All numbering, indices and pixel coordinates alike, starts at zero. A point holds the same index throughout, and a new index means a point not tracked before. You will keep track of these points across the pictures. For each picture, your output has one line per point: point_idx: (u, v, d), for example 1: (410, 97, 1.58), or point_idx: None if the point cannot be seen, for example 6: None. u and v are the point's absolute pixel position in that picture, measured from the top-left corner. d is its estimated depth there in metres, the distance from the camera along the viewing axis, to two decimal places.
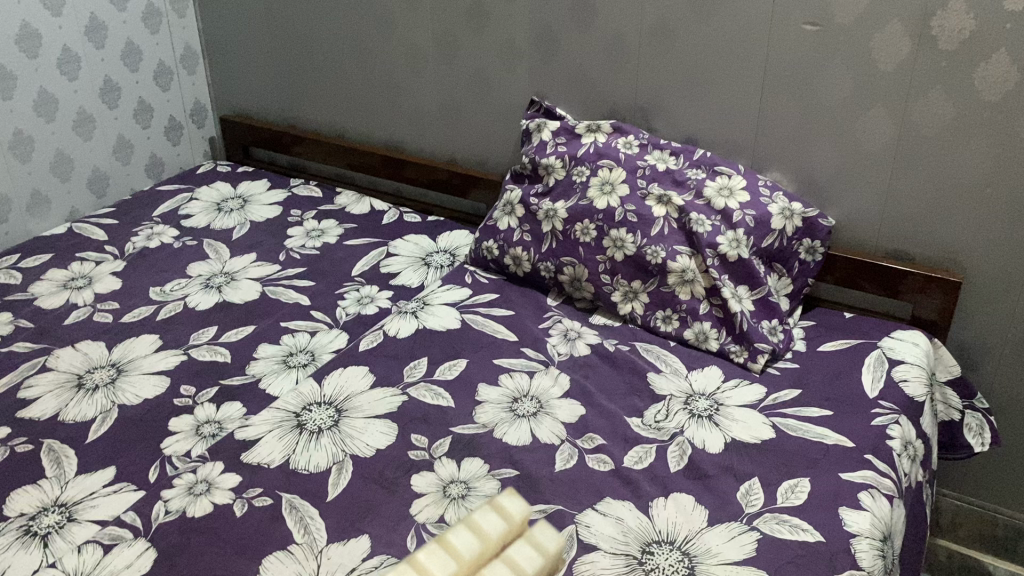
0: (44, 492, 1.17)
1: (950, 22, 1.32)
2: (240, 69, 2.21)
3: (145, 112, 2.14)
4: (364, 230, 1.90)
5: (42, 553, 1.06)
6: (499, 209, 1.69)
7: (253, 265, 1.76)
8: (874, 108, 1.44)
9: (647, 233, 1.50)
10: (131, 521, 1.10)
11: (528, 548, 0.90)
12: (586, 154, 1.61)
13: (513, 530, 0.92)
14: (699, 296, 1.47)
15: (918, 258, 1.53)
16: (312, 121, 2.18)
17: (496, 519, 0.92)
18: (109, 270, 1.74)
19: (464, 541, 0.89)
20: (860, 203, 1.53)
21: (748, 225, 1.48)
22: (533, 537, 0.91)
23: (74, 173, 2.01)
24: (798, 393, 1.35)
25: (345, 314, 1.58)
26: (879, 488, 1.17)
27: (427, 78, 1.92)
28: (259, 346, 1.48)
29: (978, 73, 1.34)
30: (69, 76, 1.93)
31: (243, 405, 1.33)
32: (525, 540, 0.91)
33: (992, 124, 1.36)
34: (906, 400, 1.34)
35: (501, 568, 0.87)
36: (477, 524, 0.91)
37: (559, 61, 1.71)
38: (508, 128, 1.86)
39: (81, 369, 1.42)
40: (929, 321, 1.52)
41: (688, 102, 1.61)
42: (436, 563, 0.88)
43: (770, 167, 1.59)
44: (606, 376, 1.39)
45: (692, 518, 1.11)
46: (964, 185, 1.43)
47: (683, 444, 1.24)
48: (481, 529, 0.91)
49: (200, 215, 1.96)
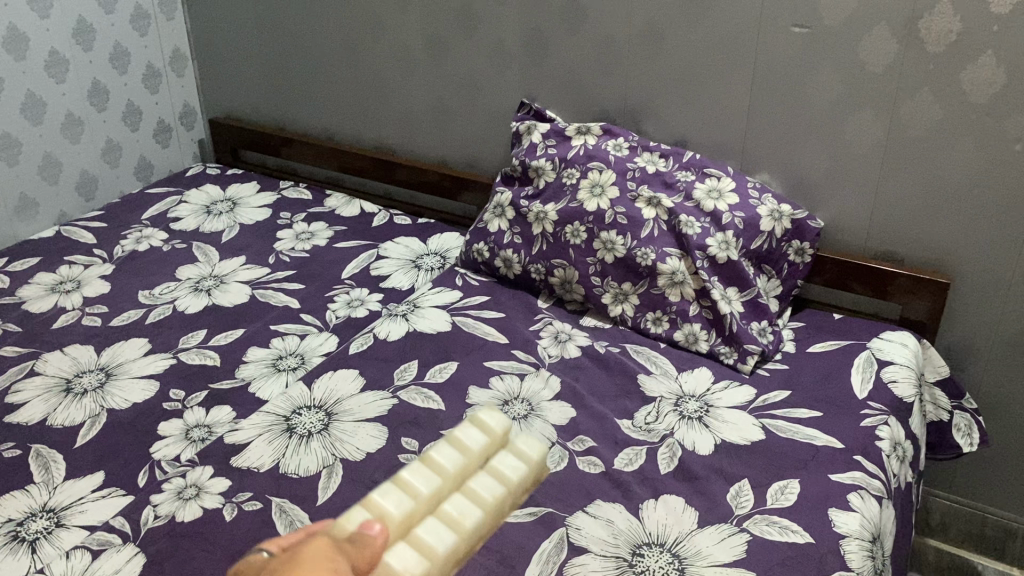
0: (32, 498, 1.16)
1: (937, 24, 1.33)
2: (229, 71, 2.21)
3: (134, 115, 2.13)
4: (354, 233, 1.90)
5: (30, 559, 1.06)
6: (489, 212, 1.69)
7: (242, 268, 1.75)
8: (861, 110, 1.45)
9: (637, 235, 1.50)
10: (120, 527, 1.10)
11: (511, 459, 1.05)
12: (575, 157, 1.61)
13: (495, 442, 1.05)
14: (689, 298, 1.47)
15: (906, 259, 1.54)
16: (301, 123, 2.17)
17: (477, 434, 1.04)
18: (98, 273, 1.73)
19: (450, 453, 1.00)
20: (849, 204, 1.54)
21: (737, 227, 1.48)
22: (515, 448, 1.07)
23: (63, 176, 2.00)
24: (788, 394, 1.35)
25: (334, 317, 1.58)
26: (868, 488, 1.17)
27: (416, 80, 1.92)
28: (249, 349, 1.48)
29: (965, 75, 1.35)
30: (57, 79, 1.92)
31: (233, 409, 1.32)
32: (504, 454, 1.05)
33: (979, 126, 1.37)
34: (895, 401, 1.34)
35: (485, 477, 1.01)
36: (461, 440, 1.03)
37: (549, 64, 1.71)
38: (498, 131, 1.86)
39: (69, 373, 1.42)
40: (917, 321, 1.52)
41: (677, 104, 1.62)
42: (423, 475, 0.96)
43: (759, 169, 1.60)
44: (596, 378, 1.39)
45: (683, 520, 1.11)
46: (951, 187, 1.43)
47: (673, 445, 1.24)
48: (465, 444, 1.02)
49: (189, 218, 1.96)
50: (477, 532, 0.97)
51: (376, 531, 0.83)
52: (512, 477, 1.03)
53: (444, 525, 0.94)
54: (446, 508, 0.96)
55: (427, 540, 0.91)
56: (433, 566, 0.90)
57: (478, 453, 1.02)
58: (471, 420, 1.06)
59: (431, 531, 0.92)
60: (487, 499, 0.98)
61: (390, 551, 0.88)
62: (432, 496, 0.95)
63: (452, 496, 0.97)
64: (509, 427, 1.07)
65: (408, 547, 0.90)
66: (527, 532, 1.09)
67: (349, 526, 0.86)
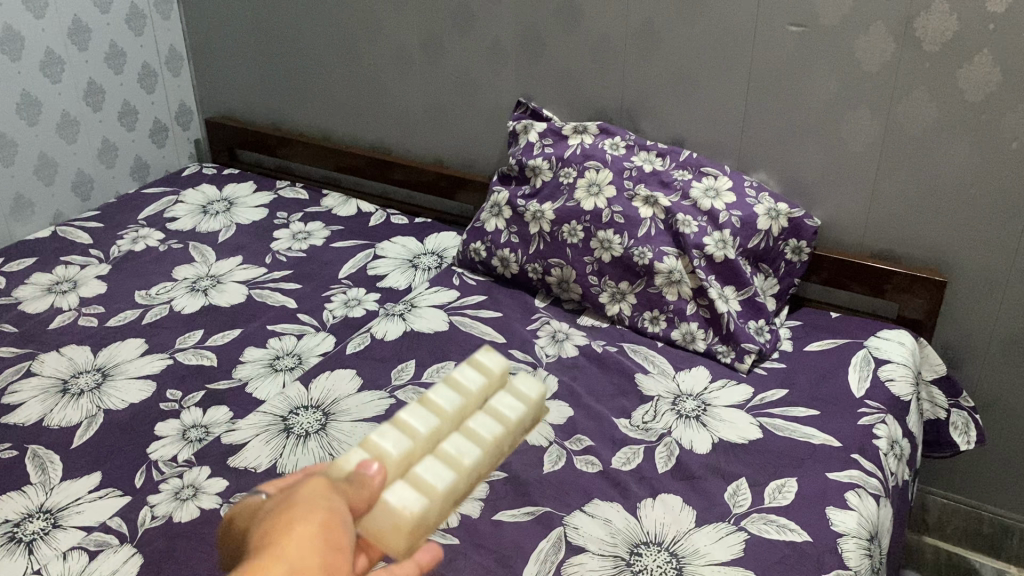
0: (29, 498, 1.16)
1: (934, 23, 1.33)
2: (226, 71, 2.21)
3: (130, 115, 2.13)
4: (351, 232, 1.89)
5: (27, 560, 1.05)
6: (486, 211, 1.69)
7: (239, 268, 1.75)
8: (858, 109, 1.45)
9: (634, 234, 1.50)
10: (117, 527, 1.10)
11: (508, 401, 0.97)
12: (572, 156, 1.61)
13: (493, 383, 0.98)
14: (686, 297, 1.47)
15: (903, 258, 1.54)
16: (298, 123, 2.17)
17: (475, 374, 0.97)
18: (94, 274, 1.73)
19: (448, 391, 0.92)
20: (846, 202, 1.54)
21: (734, 225, 1.48)
22: (512, 389, 0.99)
23: (58, 176, 2.00)
24: (785, 393, 1.36)
25: (331, 317, 1.58)
26: (866, 487, 1.17)
27: (413, 80, 1.92)
28: (246, 349, 1.48)
29: (961, 74, 1.35)
30: (53, 79, 1.92)
31: (230, 409, 1.32)
32: (502, 393, 0.98)
33: (976, 124, 1.37)
34: (892, 400, 1.35)
35: (485, 417, 0.93)
36: (458, 379, 0.95)
37: (545, 63, 1.71)
38: (495, 130, 1.86)
39: (66, 373, 1.41)
40: (914, 320, 1.53)
41: (673, 103, 1.62)
42: (421, 413, 0.88)
43: (756, 168, 1.60)
44: (594, 378, 1.39)
45: (680, 519, 1.11)
46: (948, 185, 1.43)
47: (671, 444, 1.24)
48: (463, 384, 0.94)
49: (186, 217, 1.95)
50: (477, 472, 0.89)
51: (374, 470, 0.74)
52: (511, 417, 0.94)
53: (443, 465, 0.86)
54: (444, 446, 0.88)
55: (427, 478, 0.83)
56: (433, 504, 0.82)
57: (478, 392, 0.95)
58: (467, 360, 0.99)
59: (429, 470, 0.84)
60: (488, 437, 0.90)
61: (385, 492, 0.80)
62: (430, 435, 0.87)
63: (452, 435, 0.90)
64: (507, 367, 1.00)
65: (405, 487, 0.82)
66: (525, 532, 1.09)
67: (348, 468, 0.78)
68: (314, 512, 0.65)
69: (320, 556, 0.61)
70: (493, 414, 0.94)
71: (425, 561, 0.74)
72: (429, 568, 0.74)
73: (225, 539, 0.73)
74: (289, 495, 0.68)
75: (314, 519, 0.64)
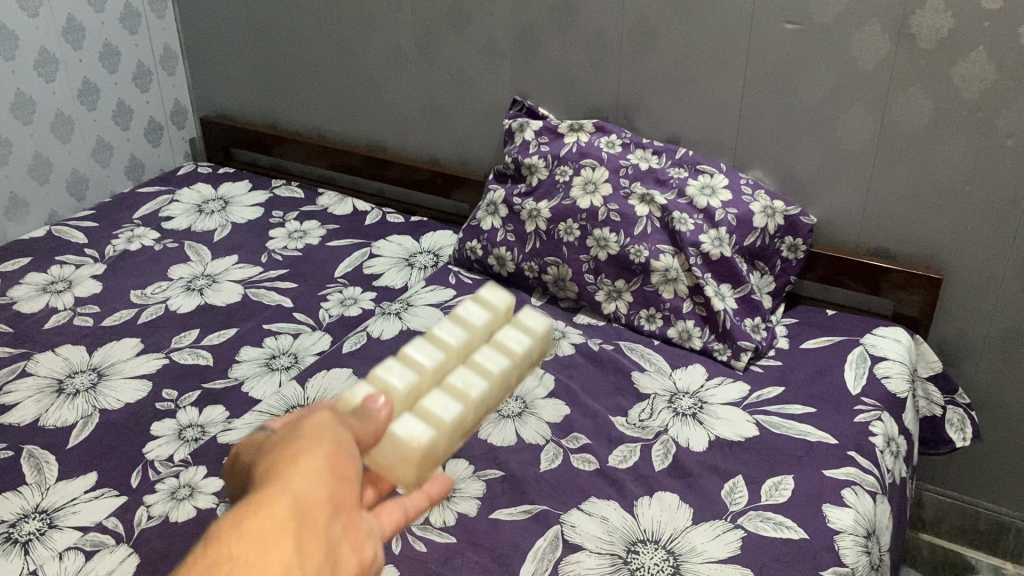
0: (24, 499, 1.15)
1: (928, 21, 1.33)
2: (221, 70, 2.20)
3: (125, 114, 2.12)
4: (347, 231, 1.89)
5: (23, 560, 1.05)
6: (482, 209, 1.68)
7: (235, 267, 1.74)
8: (854, 106, 1.45)
9: (630, 233, 1.50)
10: (114, 527, 1.09)
11: (514, 335, 0.93)
12: (568, 154, 1.60)
13: (498, 319, 0.94)
14: (682, 295, 1.47)
15: (899, 255, 1.54)
16: (293, 122, 2.17)
17: (479, 311, 0.93)
18: (90, 273, 1.72)
19: (453, 325, 0.89)
20: (842, 199, 1.54)
21: (730, 223, 1.48)
22: (518, 324, 0.95)
23: (53, 176, 1.99)
24: (781, 391, 1.36)
25: (327, 316, 1.57)
26: (862, 484, 1.18)
27: (408, 78, 1.91)
28: (242, 348, 1.48)
29: (957, 72, 1.35)
30: (47, 78, 1.91)
31: (226, 408, 1.32)
32: (506, 330, 0.93)
33: (970, 122, 1.37)
34: (888, 397, 1.35)
35: (490, 353, 0.88)
36: (462, 316, 0.91)
37: (541, 61, 1.71)
38: (490, 128, 1.86)
39: (61, 374, 1.41)
40: (910, 317, 1.53)
41: (669, 101, 1.62)
42: (426, 347, 0.85)
43: (752, 166, 1.60)
44: (590, 376, 1.39)
45: (677, 517, 1.11)
46: (944, 182, 1.44)
47: (667, 442, 1.24)
48: (467, 320, 0.91)
49: (181, 217, 1.95)
50: (485, 406, 0.84)
51: (381, 404, 0.71)
52: (515, 350, 0.90)
53: (451, 397, 0.82)
54: (451, 380, 0.83)
55: (435, 410, 0.79)
56: (442, 437, 0.78)
57: (483, 326, 0.92)
58: (473, 297, 0.95)
59: (437, 403, 0.80)
60: (495, 370, 0.86)
61: (395, 421, 0.77)
62: (437, 368, 0.83)
63: (457, 370, 0.86)
64: (512, 305, 0.96)
65: (413, 420, 0.77)
66: (522, 531, 1.09)
67: (354, 401, 0.75)
68: (319, 445, 0.64)
69: (326, 487, 0.61)
70: (497, 348, 0.90)
71: (434, 493, 0.74)
72: (439, 499, 0.75)
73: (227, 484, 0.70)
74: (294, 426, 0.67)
75: (320, 452, 0.63)
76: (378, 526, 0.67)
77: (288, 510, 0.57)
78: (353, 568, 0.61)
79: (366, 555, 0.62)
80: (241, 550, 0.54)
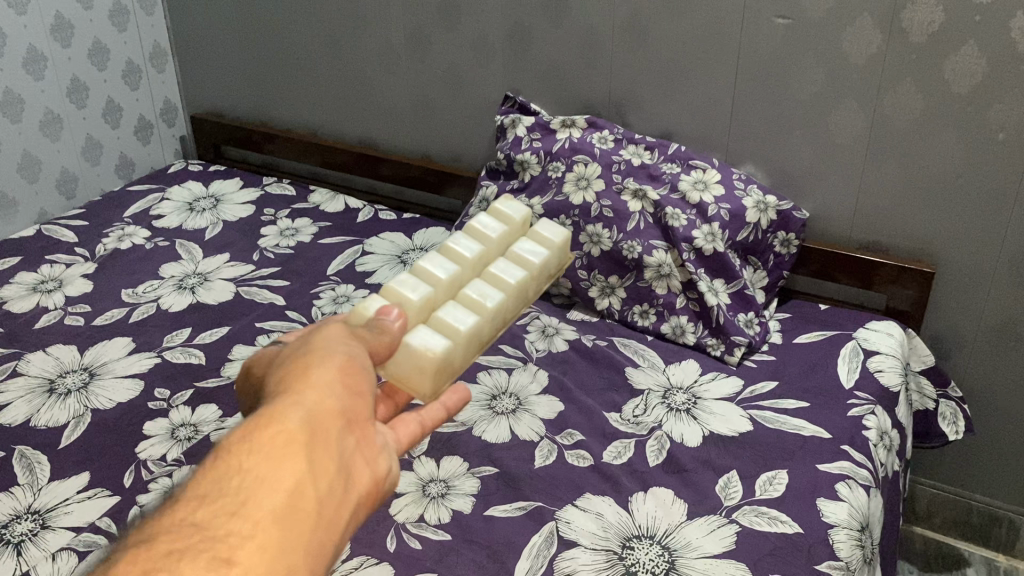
0: (16, 500, 1.15)
1: (920, 15, 1.33)
2: (211, 67, 2.19)
3: (114, 112, 2.11)
4: (339, 229, 1.88)
5: (15, 561, 1.05)
6: (474, 206, 1.68)
7: (226, 266, 1.74)
8: (846, 101, 1.45)
9: (623, 228, 1.50)
10: (107, 528, 1.09)
11: (529, 246, 1.04)
12: (560, 150, 1.60)
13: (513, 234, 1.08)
14: (676, 291, 1.47)
15: (891, 249, 1.54)
16: (284, 119, 2.16)
17: (494, 226, 1.06)
18: (80, 272, 1.71)
19: (467, 241, 1.01)
20: (834, 194, 1.54)
21: (723, 218, 1.48)
22: (534, 236, 1.06)
23: (42, 174, 1.98)
24: (775, 385, 1.36)
25: (320, 313, 1.57)
26: (856, 478, 1.18)
27: (399, 75, 1.91)
28: (234, 347, 1.47)
29: (948, 65, 1.35)
30: (36, 76, 1.90)
31: (219, 407, 1.31)
32: (520, 243, 1.04)
33: (961, 116, 1.37)
34: (881, 390, 1.35)
35: (506, 265, 0.99)
36: (479, 232, 1.04)
37: (533, 57, 1.71)
38: (482, 124, 1.85)
39: (52, 373, 1.40)
40: (902, 311, 1.54)
41: (661, 97, 1.62)
42: (442, 263, 0.96)
43: (744, 161, 1.60)
44: (584, 372, 1.39)
45: (672, 512, 1.11)
46: (937, 174, 1.44)
47: (662, 438, 1.24)
48: (483, 236, 1.04)
49: (172, 215, 1.94)
50: (499, 315, 0.95)
51: (394, 317, 0.77)
52: (531, 263, 1.01)
53: (466, 307, 0.92)
54: (466, 292, 0.94)
55: (449, 319, 0.89)
56: (457, 344, 0.88)
57: (493, 244, 1.04)
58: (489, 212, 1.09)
59: (450, 313, 0.90)
60: (507, 281, 0.97)
61: (409, 334, 0.86)
62: (451, 281, 0.95)
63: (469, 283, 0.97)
64: (525, 217, 1.10)
65: (427, 330, 0.87)
66: (517, 527, 1.09)
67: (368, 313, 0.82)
68: (331, 358, 0.68)
69: (338, 399, 0.64)
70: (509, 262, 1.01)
71: (451, 403, 0.80)
72: (456, 410, 0.80)
73: (244, 398, 0.75)
74: (305, 347, 0.71)
75: (332, 365, 0.67)
76: (392, 438, 0.72)
77: (299, 422, 0.60)
78: (361, 478, 0.64)
79: (373, 469, 0.66)
80: (251, 464, 0.56)
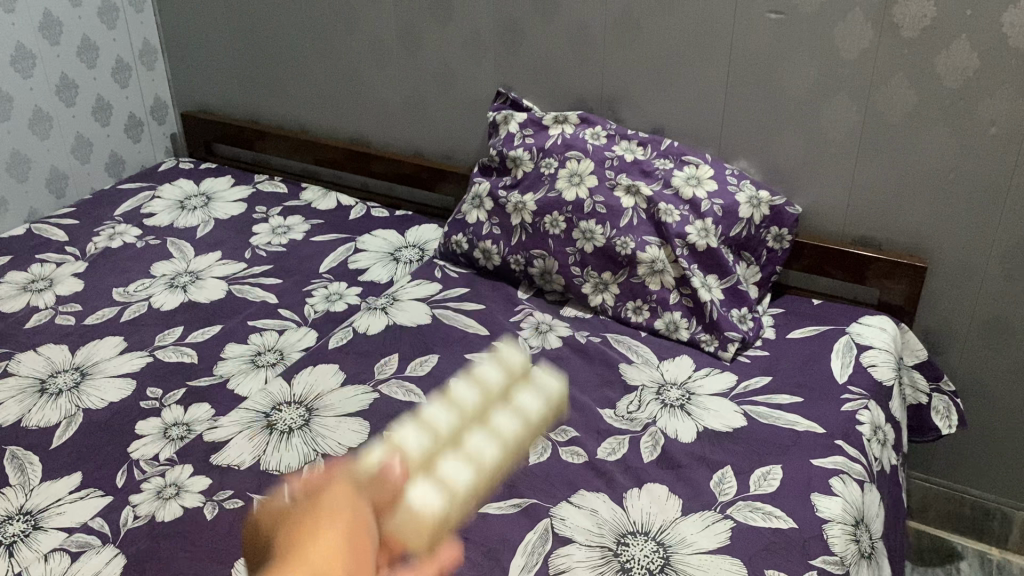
0: (8, 500, 1.14)
1: (911, 9, 1.33)
2: (201, 64, 2.18)
3: (104, 110, 2.10)
4: (331, 226, 1.88)
5: (7, 562, 1.04)
6: (467, 203, 1.68)
7: (218, 264, 1.73)
8: (838, 96, 1.45)
9: (616, 224, 1.50)
10: (99, 528, 1.08)
11: (531, 398, 0.92)
12: (553, 146, 1.60)
13: (514, 377, 0.94)
14: (669, 286, 1.47)
15: (883, 244, 1.55)
16: (275, 116, 2.15)
17: (496, 371, 0.94)
18: (71, 271, 1.70)
19: (466, 387, 0.88)
20: (827, 189, 1.54)
21: (716, 214, 1.48)
22: (530, 385, 0.93)
23: (32, 173, 1.97)
24: (769, 380, 1.36)
25: (313, 311, 1.56)
26: (850, 473, 1.18)
27: (390, 71, 1.90)
28: (226, 345, 1.46)
29: (940, 60, 1.35)
30: (24, 74, 1.88)
31: (212, 406, 1.31)
32: (525, 392, 0.93)
33: (953, 110, 1.38)
34: (874, 385, 1.35)
35: (508, 414, 0.85)
36: (479, 375, 0.94)
37: (524, 53, 1.70)
38: (474, 121, 1.85)
39: (44, 373, 1.39)
40: (895, 306, 1.54)
41: (653, 93, 1.62)
42: (442, 410, 0.87)
43: (737, 156, 1.59)
44: (578, 369, 1.39)
45: (666, 508, 1.11)
46: (929, 168, 1.44)
47: (656, 434, 1.24)
48: (483, 378, 0.92)
49: (163, 213, 1.93)
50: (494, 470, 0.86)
51: (397, 467, 0.82)
52: (530, 413, 0.89)
53: (467, 463, 0.83)
54: (469, 443, 0.82)
55: (449, 472, 0.82)
56: (452, 503, 0.83)
57: (495, 382, 0.90)
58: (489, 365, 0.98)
59: (450, 466, 0.82)
60: (508, 432, 0.85)
61: (408, 488, 0.79)
62: (447, 430, 0.83)
63: (474, 433, 0.83)
64: (521, 370, 0.98)
65: (432, 477, 0.80)
66: (512, 525, 1.08)
67: (371, 467, 0.86)
68: (325, 536, 0.79)
69: (339, 565, 0.76)
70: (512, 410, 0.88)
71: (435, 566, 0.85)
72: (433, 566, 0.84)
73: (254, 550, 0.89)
74: (313, 510, 0.83)
75: (337, 530, 0.78)
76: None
77: None
78: None
79: None
80: None
